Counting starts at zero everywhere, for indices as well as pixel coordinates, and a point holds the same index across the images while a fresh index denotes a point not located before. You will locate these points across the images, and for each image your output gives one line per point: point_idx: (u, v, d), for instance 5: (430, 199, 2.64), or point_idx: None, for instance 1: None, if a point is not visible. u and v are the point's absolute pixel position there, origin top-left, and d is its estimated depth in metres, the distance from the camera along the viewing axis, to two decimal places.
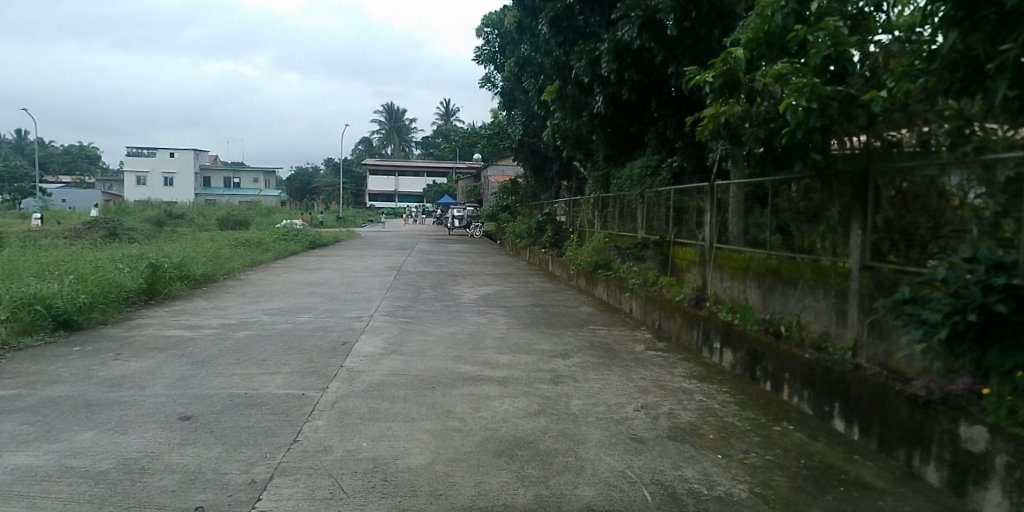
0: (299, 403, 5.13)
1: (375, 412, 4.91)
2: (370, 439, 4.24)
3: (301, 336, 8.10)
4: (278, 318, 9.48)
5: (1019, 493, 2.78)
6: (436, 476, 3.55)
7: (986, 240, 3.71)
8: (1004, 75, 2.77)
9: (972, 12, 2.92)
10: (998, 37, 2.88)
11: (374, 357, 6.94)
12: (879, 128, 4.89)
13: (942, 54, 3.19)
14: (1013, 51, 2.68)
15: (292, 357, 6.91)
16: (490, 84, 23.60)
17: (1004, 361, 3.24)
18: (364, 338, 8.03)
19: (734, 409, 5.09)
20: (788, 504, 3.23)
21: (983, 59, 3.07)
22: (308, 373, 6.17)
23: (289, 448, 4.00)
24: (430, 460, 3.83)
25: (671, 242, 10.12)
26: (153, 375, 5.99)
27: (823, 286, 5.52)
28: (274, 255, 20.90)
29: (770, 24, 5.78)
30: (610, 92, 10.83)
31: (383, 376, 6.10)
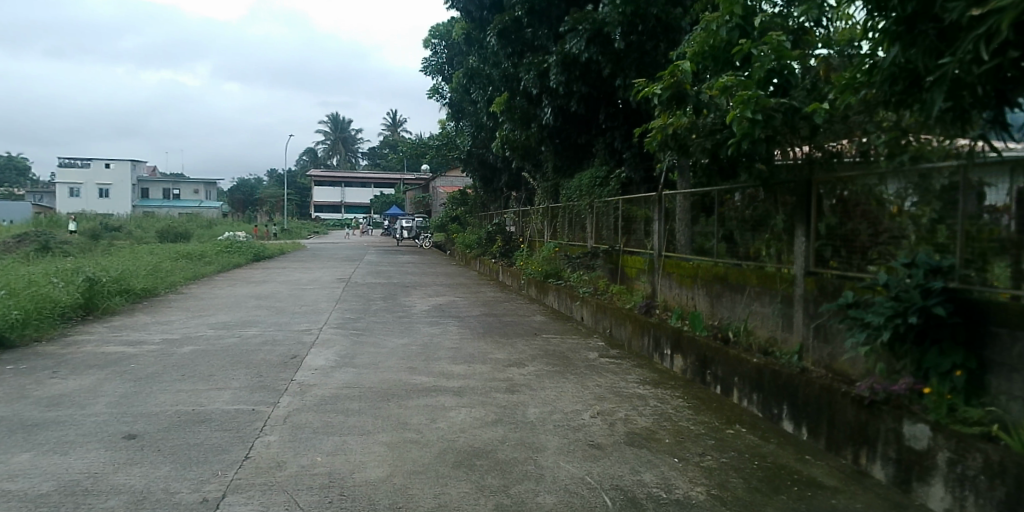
0: (250, 418, 4.93)
1: (329, 425, 4.76)
2: (325, 453, 4.11)
3: (249, 351, 7.80)
4: (223, 333, 9.11)
5: (962, 486, 2.95)
6: (395, 489, 3.47)
7: (923, 245, 3.90)
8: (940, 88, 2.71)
9: (911, 28, 2.91)
10: (937, 51, 2.83)
11: (325, 370, 6.75)
12: (820, 138, 5.09)
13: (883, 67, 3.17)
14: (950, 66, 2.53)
15: (240, 372, 6.64)
16: (440, 95, 23.57)
17: (942, 361, 3.41)
18: (315, 351, 7.80)
19: (687, 413, 5.19)
20: (744, 506, 3.30)
21: (921, 74, 3.08)
22: (258, 388, 5.94)
23: (241, 465, 3.83)
24: (388, 473, 3.73)
25: (620, 250, 10.28)
26: (94, 392, 5.65)
27: (769, 293, 5.69)
28: (219, 268, 20.19)
29: (715, 38, 6.00)
30: (558, 103, 11.13)
31: (335, 389, 5.94)
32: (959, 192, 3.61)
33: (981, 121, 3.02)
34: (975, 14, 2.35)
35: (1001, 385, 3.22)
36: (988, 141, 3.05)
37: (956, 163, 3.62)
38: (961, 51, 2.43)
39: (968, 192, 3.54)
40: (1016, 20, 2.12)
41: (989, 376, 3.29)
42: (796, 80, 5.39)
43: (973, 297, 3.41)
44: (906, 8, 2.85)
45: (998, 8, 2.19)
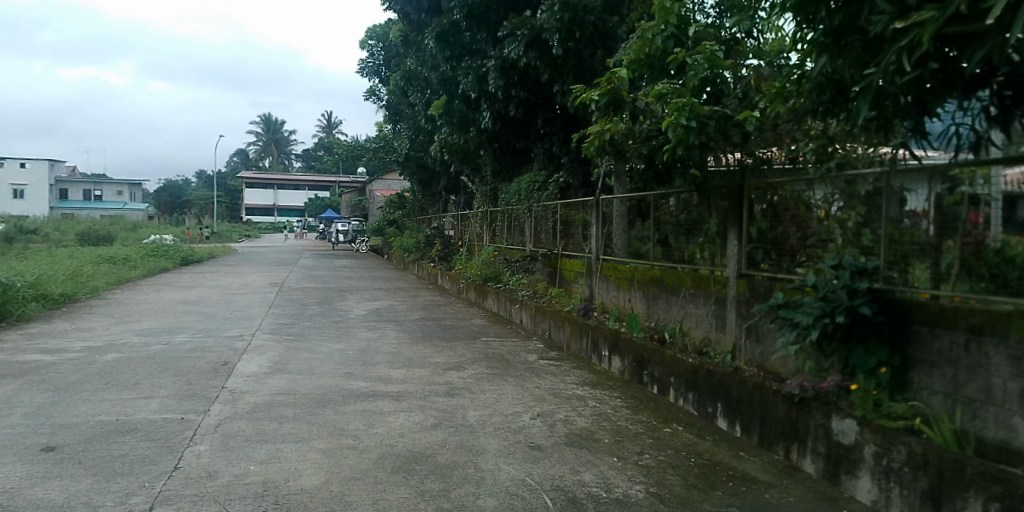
0: (179, 428, 4.65)
1: (263, 433, 4.55)
2: (259, 461, 3.93)
3: (177, 358, 7.37)
4: (150, 339, 8.57)
5: (888, 479, 3.12)
6: (332, 496, 3.35)
7: (850, 247, 4.12)
8: (865, 97, 2.83)
9: (838, 39, 3.02)
10: (863, 61, 2.96)
11: (259, 377, 6.47)
12: (751, 146, 5.51)
13: (811, 76, 3.31)
14: (875, 76, 2.65)
15: (168, 379, 6.27)
16: (377, 98, 23.18)
17: (868, 359, 3.60)
18: (247, 357, 7.46)
19: (625, 413, 5.28)
20: (682, 502, 3.38)
21: (846, 83, 3.23)
22: (187, 396, 5.62)
23: (170, 475, 3.61)
24: (324, 480, 3.60)
25: (558, 254, 10.38)
26: (6, 403, 5.19)
27: (703, 295, 5.87)
28: (145, 272, 19.03)
29: (651, 47, 6.17)
30: (497, 108, 11.16)
31: (269, 396, 5.69)
32: (882, 198, 3.82)
33: (902, 130, 3.18)
34: (899, 27, 2.47)
35: (921, 381, 3.43)
36: (909, 149, 3.28)
37: (880, 170, 3.83)
38: (885, 62, 2.53)
39: (890, 198, 3.75)
40: (936, 34, 2.23)
41: (910, 372, 3.50)
42: (728, 89, 5.61)
43: (895, 297, 3.62)
44: (835, 19, 2.97)
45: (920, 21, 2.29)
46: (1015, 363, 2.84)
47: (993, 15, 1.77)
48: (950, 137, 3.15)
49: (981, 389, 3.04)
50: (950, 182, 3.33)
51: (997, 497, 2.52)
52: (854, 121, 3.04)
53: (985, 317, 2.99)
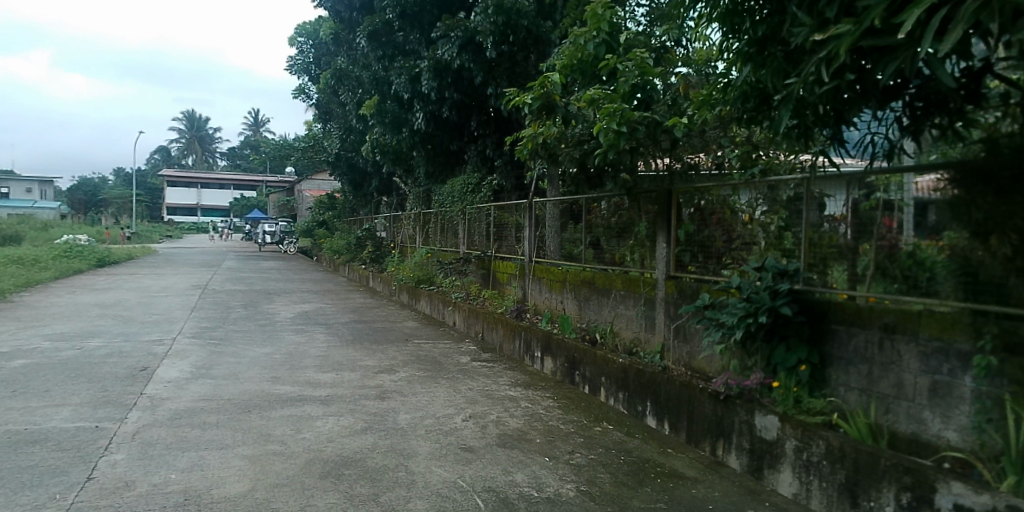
0: (92, 436, 4.32)
1: (185, 440, 4.29)
2: (180, 469, 3.71)
3: (91, 363, 6.84)
4: (59, 344, 7.93)
5: (808, 471, 3.29)
6: (257, 504, 3.21)
7: (772, 250, 4.33)
8: (787, 105, 2.96)
9: (762, 50, 3.14)
10: (785, 72, 3.06)
11: (180, 382, 6.10)
12: (680, 151, 5.62)
13: (737, 84, 3.44)
14: (796, 86, 2.79)
15: (81, 386, 5.81)
16: (306, 95, 22.47)
17: (789, 357, 3.79)
18: (167, 362, 7.02)
19: (557, 413, 5.33)
20: (612, 500, 3.43)
21: (769, 92, 3.37)
22: (102, 403, 5.22)
23: (83, 487, 3.37)
24: (249, 487, 3.45)
25: (492, 256, 10.37)
26: None
27: (633, 296, 6.02)
28: (56, 274, 17.63)
29: (583, 52, 6.26)
30: (430, 109, 11.01)
31: (191, 401, 5.38)
32: (801, 203, 4.04)
33: (822, 138, 3.35)
34: (818, 39, 2.59)
35: (839, 378, 3.63)
36: (828, 156, 3.47)
37: (801, 176, 4.05)
38: (805, 72, 2.65)
39: (809, 203, 3.96)
40: (853, 46, 2.35)
41: (828, 370, 3.71)
42: (658, 96, 5.74)
43: (814, 298, 3.82)
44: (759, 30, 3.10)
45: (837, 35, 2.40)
46: (925, 360, 3.08)
47: (905, 28, 1.87)
48: (866, 145, 3.39)
49: (893, 385, 3.26)
50: (866, 189, 3.55)
51: (908, 487, 2.71)
52: (777, 129, 3.18)
53: (898, 317, 3.22)
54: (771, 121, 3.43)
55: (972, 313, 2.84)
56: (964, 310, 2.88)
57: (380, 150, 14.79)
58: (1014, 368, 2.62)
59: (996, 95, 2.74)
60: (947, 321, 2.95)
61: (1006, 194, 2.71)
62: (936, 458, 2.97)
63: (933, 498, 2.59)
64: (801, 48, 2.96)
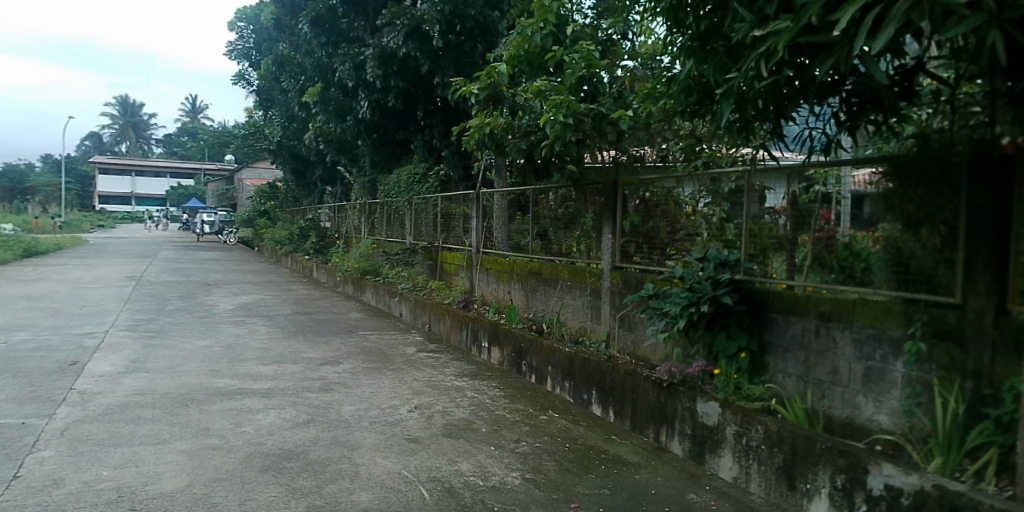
0: (16, 433, 4.04)
1: (119, 436, 4.07)
2: (114, 465, 3.53)
3: (15, 358, 6.39)
4: None
5: (747, 455, 3.42)
6: (196, 499, 3.09)
7: (714, 241, 4.46)
8: (728, 99, 3.02)
9: (704, 44, 3.20)
10: (725, 67, 3.13)
11: (113, 376, 5.78)
12: (625, 144, 5.86)
13: (681, 78, 3.50)
14: (736, 81, 2.86)
15: (2, 381, 5.42)
16: (246, 82, 21.53)
17: (729, 344, 3.93)
18: (99, 356, 6.63)
19: (503, 402, 5.34)
20: (557, 487, 3.47)
21: (711, 87, 3.45)
22: (27, 399, 4.88)
23: (6, 486, 3.15)
24: (187, 482, 3.31)
25: (439, 247, 10.28)
26: None
27: (579, 286, 6.09)
28: None
29: (530, 44, 6.26)
30: (376, 98, 10.81)
31: (125, 396, 5.11)
32: (742, 196, 4.17)
33: (763, 132, 3.45)
34: (758, 35, 2.66)
35: (777, 365, 3.78)
36: (769, 149, 3.60)
37: (743, 169, 4.17)
38: (746, 68, 2.72)
39: (749, 195, 4.10)
40: (791, 43, 2.41)
41: (766, 357, 3.85)
42: (603, 88, 5.84)
43: (755, 288, 3.96)
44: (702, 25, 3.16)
45: (776, 31, 2.46)
46: (859, 347, 3.23)
47: (840, 27, 1.93)
48: (805, 139, 3.53)
49: (829, 371, 3.42)
50: (805, 182, 3.68)
51: (842, 469, 2.84)
52: (719, 122, 3.24)
53: (833, 305, 3.38)
54: (713, 115, 3.51)
55: (904, 302, 3.00)
56: (896, 299, 3.05)
57: (325, 139, 14.41)
58: (942, 353, 2.81)
59: (927, 92, 2.96)
60: (881, 309, 3.11)
61: (936, 186, 2.90)
62: (869, 441, 3.14)
63: (865, 479, 2.71)
64: (741, 44, 3.02)
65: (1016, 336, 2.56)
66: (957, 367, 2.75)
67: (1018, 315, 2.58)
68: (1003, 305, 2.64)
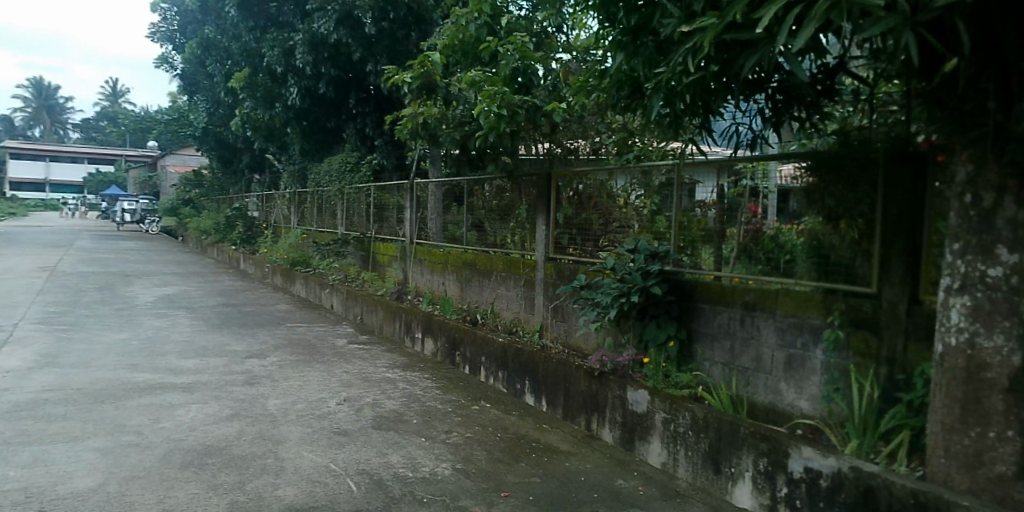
0: None
1: (24, 435, 3.77)
2: (19, 466, 3.27)
3: None
4: None
5: (675, 441, 3.54)
6: (109, 498, 2.91)
7: (645, 233, 4.57)
8: (658, 94, 3.09)
9: (635, 39, 3.27)
10: (654, 62, 3.21)
11: (18, 372, 5.34)
12: (560, 137, 5.96)
13: (613, 72, 3.57)
14: (665, 76, 2.95)
15: None
16: (170, 65, 20.12)
17: (659, 333, 4.06)
18: (2, 350, 6.12)
19: (435, 393, 5.31)
20: (487, 476, 3.48)
21: (641, 80, 3.50)
22: None
23: None
24: (101, 481, 3.11)
25: (372, 238, 10.05)
26: None
27: (513, 278, 6.12)
28: None
29: (465, 33, 6.20)
30: (305, 84, 10.50)
31: (33, 392, 4.74)
32: (671, 189, 4.29)
33: (692, 127, 3.56)
34: (685, 31, 2.73)
35: (704, 353, 3.93)
36: (698, 144, 3.73)
37: (672, 163, 4.28)
38: (674, 63, 2.79)
39: (679, 189, 4.22)
40: (717, 39, 2.49)
41: (693, 345, 4.00)
42: (538, 81, 5.88)
43: (683, 278, 4.11)
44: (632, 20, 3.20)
45: (702, 27, 2.52)
46: (781, 335, 3.40)
47: (763, 24, 2.00)
48: (732, 134, 3.79)
49: (753, 359, 3.58)
50: (734, 176, 3.82)
51: (764, 453, 2.98)
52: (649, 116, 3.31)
53: (757, 296, 3.55)
54: (644, 108, 3.60)
55: (824, 292, 3.18)
56: (817, 289, 3.22)
57: (252, 126, 13.72)
58: (858, 340, 3.00)
59: (849, 92, 3.19)
60: (802, 299, 3.28)
61: (854, 182, 3.10)
62: (790, 426, 3.30)
63: (786, 462, 2.86)
64: (669, 40, 3.11)
65: (926, 323, 2.77)
66: (872, 354, 2.94)
67: (928, 305, 2.80)
68: (915, 295, 2.86)
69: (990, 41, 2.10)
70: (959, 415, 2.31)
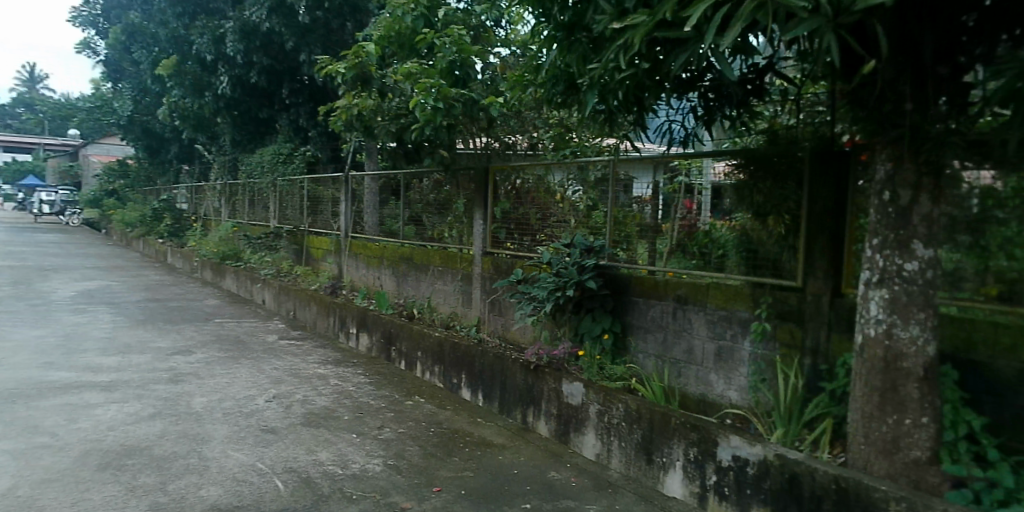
0: None
1: None
2: None
3: None
4: None
5: (608, 433, 3.62)
6: (16, 504, 2.71)
7: (581, 228, 4.64)
8: (592, 90, 3.13)
9: (569, 35, 3.29)
10: (587, 58, 3.25)
11: None
12: (498, 131, 5.89)
13: (548, 67, 3.59)
14: (597, 72, 2.98)
15: None
16: (92, 51, 18.72)
17: (594, 326, 4.13)
18: None
19: (368, 389, 5.19)
20: (418, 471, 3.44)
21: (576, 77, 3.55)
22: None
23: None
24: (7, 486, 2.89)
25: (306, 231, 9.71)
26: None
27: (450, 272, 6.07)
28: None
29: (401, 24, 6.06)
30: (236, 73, 10.11)
31: None
32: (607, 185, 4.36)
33: (627, 124, 3.63)
34: (617, 28, 2.77)
35: (637, 346, 4.03)
36: (633, 141, 3.79)
37: (607, 158, 4.35)
38: (607, 60, 2.83)
39: (615, 185, 4.29)
40: (648, 37, 2.53)
41: (627, 338, 4.09)
42: (475, 75, 5.74)
43: (618, 273, 4.20)
44: (564, 16, 3.23)
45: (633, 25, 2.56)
46: (712, 327, 3.53)
47: (691, 24, 2.05)
48: (666, 131, 3.84)
49: (684, 351, 3.70)
50: (670, 173, 3.90)
51: (694, 443, 3.09)
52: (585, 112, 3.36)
53: (689, 290, 3.66)
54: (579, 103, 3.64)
55: (752, 286, 3.33)
56: (746, 283, 3.37)
57: (180, 116, 12.97)
58: (785, 332, 3.17)
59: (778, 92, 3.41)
60: (732, 293, 3.41)
61: (781, 179, 3.26)
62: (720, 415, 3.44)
63: (715, 451, 2.97)
64: (602, 37, 3.15)
65: (847, 314, 2.95)
66: (798, 345, 3.11)
67: (850, 298, 2.96)
68: (837, 288, 3.02)
69: (906, 47, 2.25)
70: (877, 403, 2.45)
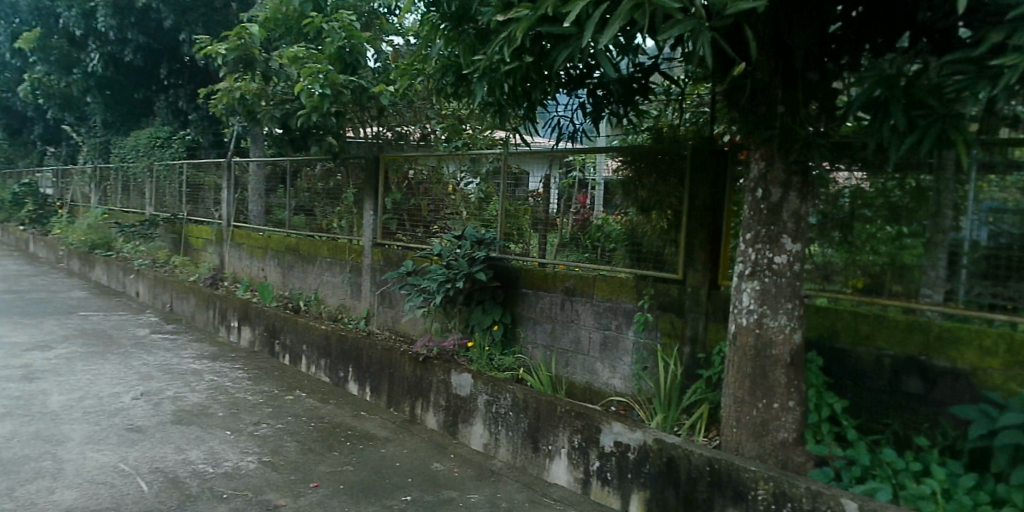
0: None
1: None
2: None
3: None
4: None
5: (495, 422, 3.66)
6: None
7: (472, 220, 4.64)
8: (481, 81, 3.14)
9: (457, 26, 3.27)
10: (474, 49, 3.24)
11: None
12: (388, 120, 5.74)
13: (436, 56, 3.55)
14: (483, 63, 2.98)
15: None
16: None
17: (484, 318, 4.17)
18: None
19: (245, 384, 4.87)
20: (295, 467, 3.29)
21: (464, 68, 3.54)
22: None
23: None
24: None
25: (184, 220, 8.94)
26: None
27: (339, 263, 5.83)
28: None
29: (288, 7, 5.66)
30: (110, 50, 9.54)
31: None
32: (499, 177, 4.39)
33: (517, 119, 3.67)
34: (502, 20, 2.78)
35: (527, 336, 4.10)
36: (521, 131, 3.81)
37: (499, 151, 4.36)
38: (492, 51, 2.83)
39: (508, 179, 4.32)
40: (532, 29, 2.56)
41: (517, 328, 4.16)
42: (365, 64, 5.45)
43: (509, 265, 4.25)
44: (451, 6, 3.19)
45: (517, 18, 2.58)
46: (598, 317, 3.68)
47: (571, 19, 2.09)
48: (555, 127, 3.91)
49: (572, 341, 3.82)
50: (565, 167, 3.98)
51: (579, 430, 3.19)
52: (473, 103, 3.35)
53: (577, 281, 3.79)
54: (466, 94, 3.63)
55: (637, 278, 3.51)
56: (631, 276, 3.55)
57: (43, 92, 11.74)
58: (665, 322, 3.35)
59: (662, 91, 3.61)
60: (617, 284, 3.58)
61: (664, 175, 3.47)
62: (606, 403, 3.59)
63: (599, 437, 3.09)
64: (487, 30, 3.16)
65: (722, 305, 3.16)
66: (678, 335, 3.30)
67: (725, 290, 3.19)
68: (714, 280, 3.24)
69: (775, 54, 2.46)
70: (749, 388, 2.66)
